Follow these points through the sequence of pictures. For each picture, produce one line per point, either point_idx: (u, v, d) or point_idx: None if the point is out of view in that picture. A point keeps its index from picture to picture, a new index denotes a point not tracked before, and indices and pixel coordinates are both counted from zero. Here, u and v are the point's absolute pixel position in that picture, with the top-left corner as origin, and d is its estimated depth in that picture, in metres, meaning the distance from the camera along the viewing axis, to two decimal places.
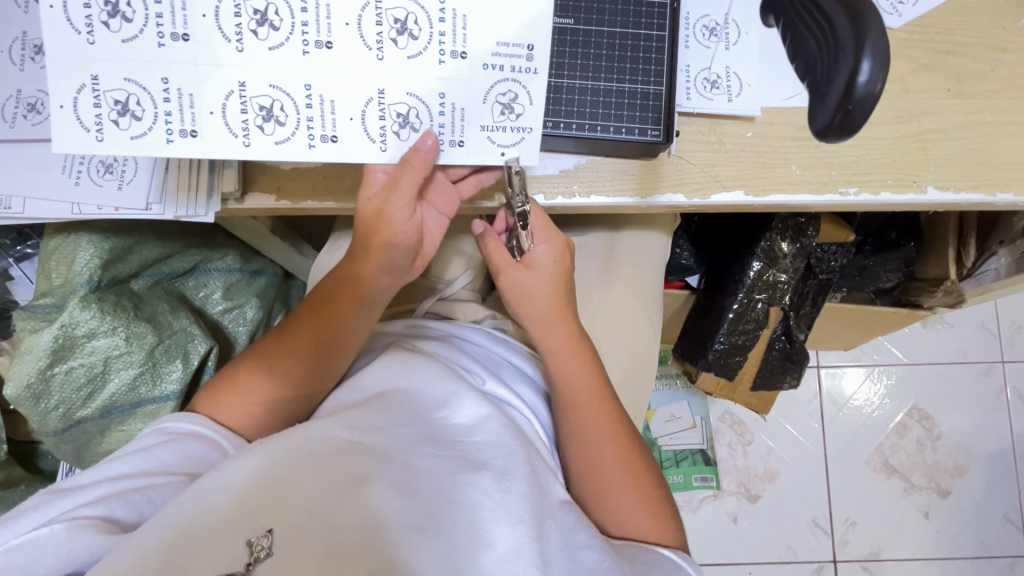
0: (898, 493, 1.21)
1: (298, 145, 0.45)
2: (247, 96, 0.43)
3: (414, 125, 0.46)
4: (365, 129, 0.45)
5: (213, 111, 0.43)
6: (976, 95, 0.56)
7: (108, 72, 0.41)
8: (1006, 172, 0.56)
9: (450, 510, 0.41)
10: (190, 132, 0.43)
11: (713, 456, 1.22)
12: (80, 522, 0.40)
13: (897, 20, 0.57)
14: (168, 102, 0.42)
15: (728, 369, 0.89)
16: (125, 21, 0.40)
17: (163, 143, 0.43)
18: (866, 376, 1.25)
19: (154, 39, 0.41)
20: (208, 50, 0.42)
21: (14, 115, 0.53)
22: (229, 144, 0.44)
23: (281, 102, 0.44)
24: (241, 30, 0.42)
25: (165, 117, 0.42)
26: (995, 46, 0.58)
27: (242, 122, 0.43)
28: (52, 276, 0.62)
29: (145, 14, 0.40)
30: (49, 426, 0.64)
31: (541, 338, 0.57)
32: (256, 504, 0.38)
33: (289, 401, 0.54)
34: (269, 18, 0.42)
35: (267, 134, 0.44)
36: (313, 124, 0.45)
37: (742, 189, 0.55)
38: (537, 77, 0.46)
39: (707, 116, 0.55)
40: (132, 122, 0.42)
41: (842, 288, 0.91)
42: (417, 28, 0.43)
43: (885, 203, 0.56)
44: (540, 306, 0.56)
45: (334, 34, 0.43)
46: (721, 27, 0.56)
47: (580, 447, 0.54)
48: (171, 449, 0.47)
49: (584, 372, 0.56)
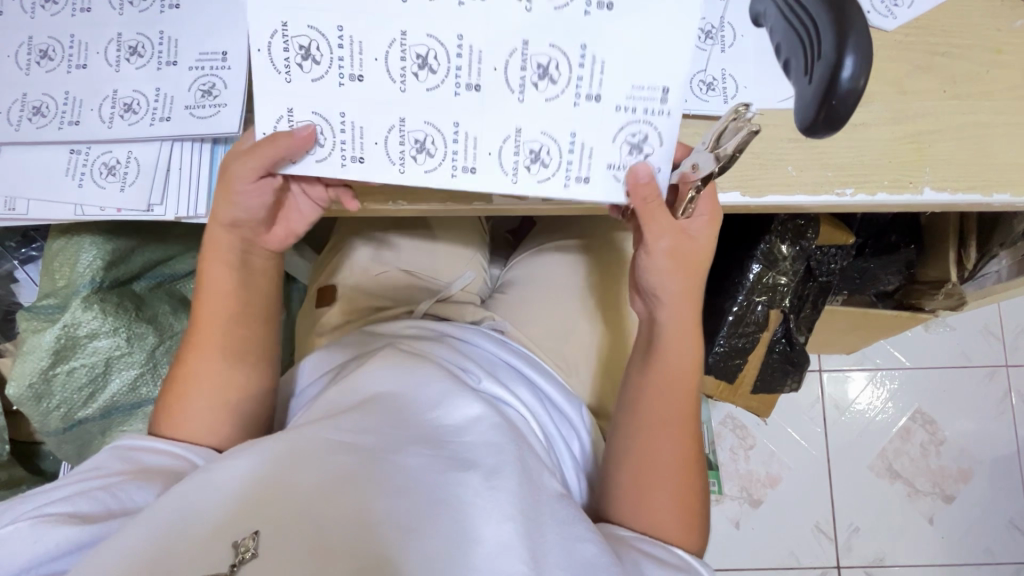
0: (903, 498, 1.20)
1: (444, 175, 0.46)
2: (404, 130, 0.45)
3: (549, 167, 0.45)
4: (500, 162, 0.46)
5: (376, 142, 0.45)
6: (971, 96, 0.57)
7: (300, 104, 0.45)
8: (1002, 173, 0.56)
9: (439, 507, 0.41)
10: (357, 159, 0.46)
11: (714, 461, 1.21)
12: (44, 518, 0.41)
13: (892, 22, 0.57)
14: (344, 133, 0.45)
15: (728, 373, 0.90)
16: (315, 63, 0.44)
17: (338, 168, 0.46)
18: (868, 381, 1.25)
19: (335, 79, 0.44)
20: (379, 89, 0.44)
21: (20, 117, 0.53)
22: (383, 171, 0.46)
23: (433, 136, 0.45)
24: (404, 72, 0.44)
25: (340, 146, 0.46)
26: (990, 48, 0.58)
27: (399, 151, 0.45)
28: (56, 277, 0.62)
29: (331, 60, 0.44)
30: (50, 425, 0.65)
31: (665, 318, 0.54)
32: (244, 505, 0.38)
33: (247, 402, 0.54)
34: (428, 62, 0.44)
35: (419, 164, 0.46)
36: (460, 154, 0.46)
37: (738, 190, 0.55)
38: (670, 120, 0.44)
39: (702, 118, 0.56)
40: (315, 149, 0.46)
41: (842, 291, 0.92)
42: (557, 72, 0.43)
43: (882, 204, 0.56)
44: (675, 278, 0.52)
45: (490, 81, 0.44)
46: (716, 29, 0.57)
47: (650, 435, 0.54)
48: (120, 458, 0.48)
49: (689, 364, 0.55)
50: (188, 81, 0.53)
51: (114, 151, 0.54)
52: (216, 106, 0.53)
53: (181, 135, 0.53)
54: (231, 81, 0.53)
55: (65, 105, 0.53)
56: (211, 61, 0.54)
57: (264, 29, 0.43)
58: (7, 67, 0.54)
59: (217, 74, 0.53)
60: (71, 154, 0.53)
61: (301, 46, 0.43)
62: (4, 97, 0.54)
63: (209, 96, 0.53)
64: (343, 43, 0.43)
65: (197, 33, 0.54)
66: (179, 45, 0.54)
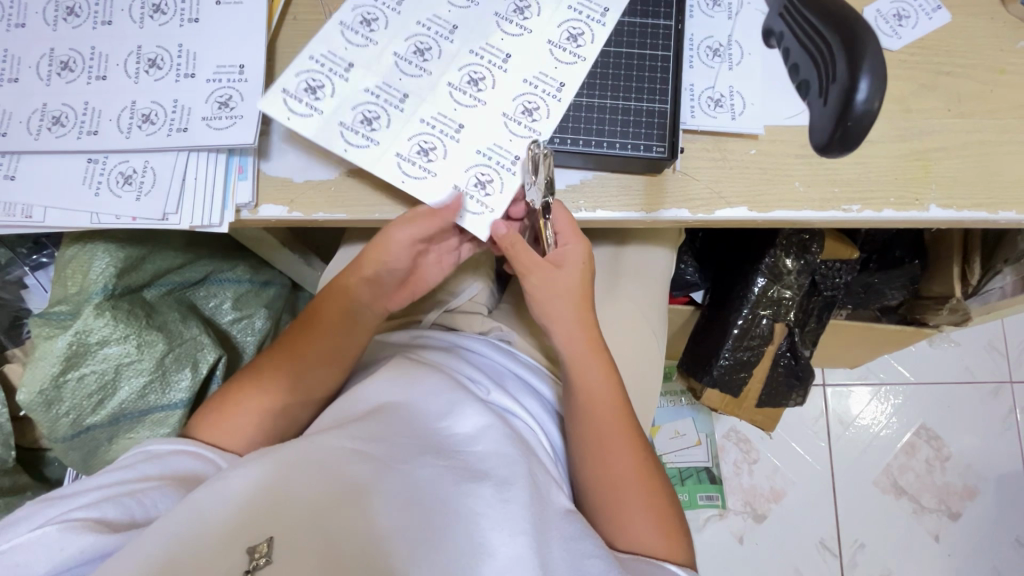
0: (908, 515, 1.19)
1: (558, 105, 0.54)
2: (508, 115, 0.55)
3: (588, 35, 0.55)
4: (565, 63, 0.55)
5: (510, 138, 0.54)
6: (976, 115, 0.58)
7: (453, 177, 0.54)
8: (1006, 191, 0.56)
9: (450, 519, 0.42)
10: (515, 158, 0.54)
11: (718, 474, 1.20)
12: (70, 523, 0.41)
13: (897, 43, 0.59)
14: (490, 159, 0.54)
15: (732, 386, 0.90)
16: (435, 151, 0.54)
17: (511, 176, 0.54)
18: (872, 396, 1.24)
19: (453, 141, 0.54)
20: (478, 122, 0.55)
21: (39, 127, 0.54)
22: (535, 141, 0.54)
23: (526, 100, 0.55)
24: (472, 95, 0.55)
25: (497, 165, 0.54)
26: (993, 67, 0.59)
27: (522, 125, 0.55)
28: (67, 284, 0.63)
29: (439, 136, 0.54)
30: (58, 432, 0.65)
31: (568, 349, 0.56)
32: (254, 514, 0.38)
33: (284, 415, 0.55)
34: (475, 80, 0.55)
35: (543, 115, 0.54)
36: (545, 88, 0.55)
37: (746, 206, 0.55)
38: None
39: (711, 133, 0.56)
40: (491, 187, 0.54)
41: (847, 305, 0.92)
42: (526, 9, 0.57)
43: (888, 220, 0.56)
44: (561, 311, 0.55)
45: (505, 46, 0.56)
46: (724, 47, 0.58)
47: (597, 457, 0.54)
48: (154, 463, 0.47)
49: (606, 383, 0.56)
50: (205, 93, 0.54)
51: (131, 160, 0.54)
52: (233, 118, 0.54)
53: (198, 147, 0.54)
54: (248, 94, 0.54)
55: (85, 115, 0.54)
56: (229, 74, 0.55)
57: (389, 165, 0.53)
58: (27, 78, 0.55)
59: (234, 87, 0.54)
60: (89, 163, 0.54)
61: (420, 149, 0.54)
62: (24, 107, 0.55)
63: (226, 109, 0.54)
64: (432, 123, 0.54)
65: (214, 47, 0.55)
66: (198, 59, 0.55)
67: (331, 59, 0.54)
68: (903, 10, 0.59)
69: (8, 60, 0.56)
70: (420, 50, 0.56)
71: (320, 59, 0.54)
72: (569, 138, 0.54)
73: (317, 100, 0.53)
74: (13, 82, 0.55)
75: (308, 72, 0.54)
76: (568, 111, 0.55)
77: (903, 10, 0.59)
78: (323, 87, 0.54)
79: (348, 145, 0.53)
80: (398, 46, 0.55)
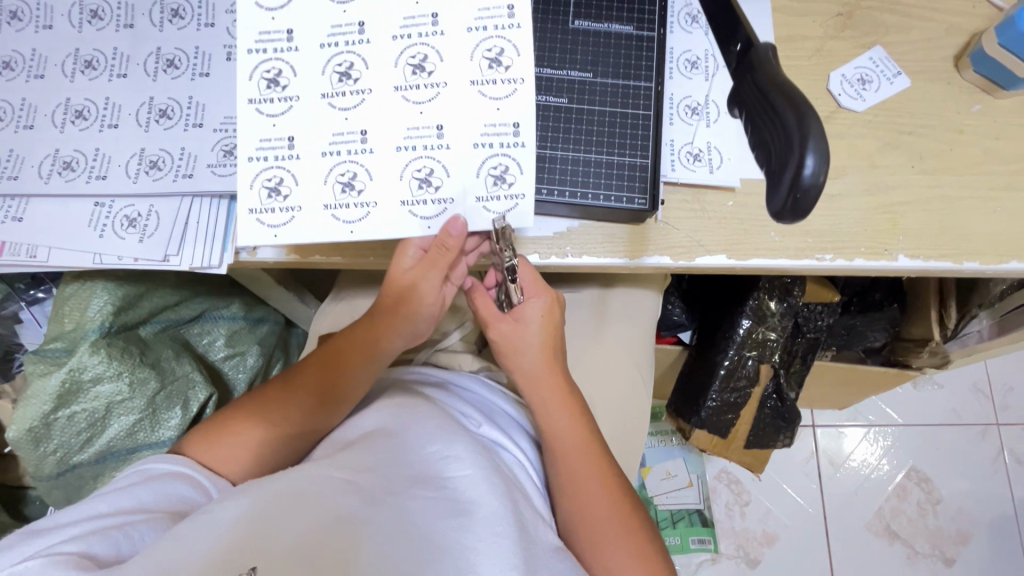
0: (902, 560, 1.18)
1: (519, 36, 0.48)
2: (478, 79, 0.49)
3: None
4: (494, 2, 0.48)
5: (497, 106, 0.49)
6: (938, 172, 0.61)
7: (470, 190, 0.51)
8: (969, 244, 0.60)
9: (437, 554, 0.41)
10: (513, 125, 0.49)
11: (710, 517, 1.19)
12: (56, 558, 0.39)
13: (861, 105, 0.63)
14: (492, 142, 0.50)
15: (722, 427, 0.91)
16: (434, 172, 0.50)
17: (521, 149, 0.50)
18: (863, 436, 1.25)
19: (444, 147, 0.50)
20: (460, 108, 0.49)
21: (50, 171, 0.57)
22: (524, 90, 0.49)
23: (485, 53, 0.49)
24: (425, 79, 0.49)
25: (499, 143, 0.50)
26: (953, 128, 0.63)
27: (493, 83, 0.49)
28: (64, 320, 0.63)
29: (428, 153, 0.50)
30: (44, 470, 0.65)
31: (530, 391, 0.58)
32: (242, 545, 0.37)
33: (278, 450, 0.56)
34: (419, 64, 0.49)
35: (511, 57, 0.48)
36: (495, 23, 0.49)
37: (725, 254, 0.58)
38: None
39: (690, 186, 0.60)
40: (508, 172, 0.50)
41: (831, 346, 0.95)
42: None
43: (860, 269, 0.59)
44: (523, 360, 0.58)
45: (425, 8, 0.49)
46: (701, 106, 0.62)
47: (574, 497, 0.55)
48: (150, 488, 0.47)
49: (576, 425, 0.57)
50: (212, 142, 0.57)
51: (136, 204, 0.57)
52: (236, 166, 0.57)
53: (201, 192, 0.56)
54: None
55: (94, 161, 0.57)
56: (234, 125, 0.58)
57: (403, 219, 0.51)
58: (42, 125, 0.58)
59: None
60: (95, 207, 0.56)
61: (421, 180, 0.50)
62: (36, 152, 0.57)
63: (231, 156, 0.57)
64: (411, 141, 0.50)
65: (221, 101, 0.59)
66: (207, 110, 0.59)
67: (269, 146, 0.49)
68: (866, 75, 0.64)
69: (25, 109, 0.59)
70: (344, 73, 0.49)
71: (261, 154, 0.49)
72: (555, 190, 0.57)
73: (285, 199, 0.50)
74: (28, 129, 0.58)
75: (263, 171, 0.49)
76: (555, 163, 0.58)
77: (867, 75, 0.64)
78: (284, 180, 0.50)
79: (348, 223, 0.50)
80: (320, 84, 0.49)
